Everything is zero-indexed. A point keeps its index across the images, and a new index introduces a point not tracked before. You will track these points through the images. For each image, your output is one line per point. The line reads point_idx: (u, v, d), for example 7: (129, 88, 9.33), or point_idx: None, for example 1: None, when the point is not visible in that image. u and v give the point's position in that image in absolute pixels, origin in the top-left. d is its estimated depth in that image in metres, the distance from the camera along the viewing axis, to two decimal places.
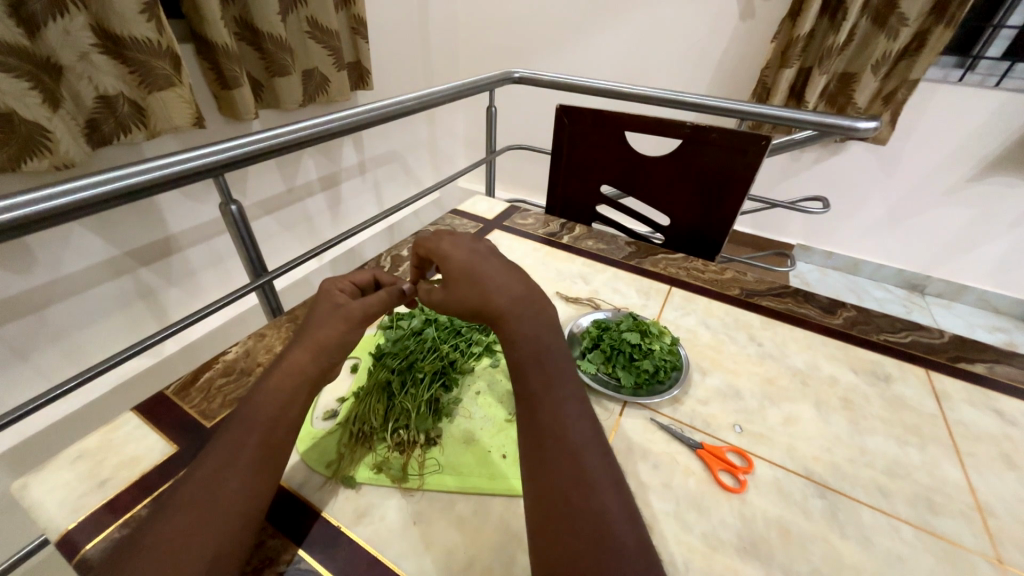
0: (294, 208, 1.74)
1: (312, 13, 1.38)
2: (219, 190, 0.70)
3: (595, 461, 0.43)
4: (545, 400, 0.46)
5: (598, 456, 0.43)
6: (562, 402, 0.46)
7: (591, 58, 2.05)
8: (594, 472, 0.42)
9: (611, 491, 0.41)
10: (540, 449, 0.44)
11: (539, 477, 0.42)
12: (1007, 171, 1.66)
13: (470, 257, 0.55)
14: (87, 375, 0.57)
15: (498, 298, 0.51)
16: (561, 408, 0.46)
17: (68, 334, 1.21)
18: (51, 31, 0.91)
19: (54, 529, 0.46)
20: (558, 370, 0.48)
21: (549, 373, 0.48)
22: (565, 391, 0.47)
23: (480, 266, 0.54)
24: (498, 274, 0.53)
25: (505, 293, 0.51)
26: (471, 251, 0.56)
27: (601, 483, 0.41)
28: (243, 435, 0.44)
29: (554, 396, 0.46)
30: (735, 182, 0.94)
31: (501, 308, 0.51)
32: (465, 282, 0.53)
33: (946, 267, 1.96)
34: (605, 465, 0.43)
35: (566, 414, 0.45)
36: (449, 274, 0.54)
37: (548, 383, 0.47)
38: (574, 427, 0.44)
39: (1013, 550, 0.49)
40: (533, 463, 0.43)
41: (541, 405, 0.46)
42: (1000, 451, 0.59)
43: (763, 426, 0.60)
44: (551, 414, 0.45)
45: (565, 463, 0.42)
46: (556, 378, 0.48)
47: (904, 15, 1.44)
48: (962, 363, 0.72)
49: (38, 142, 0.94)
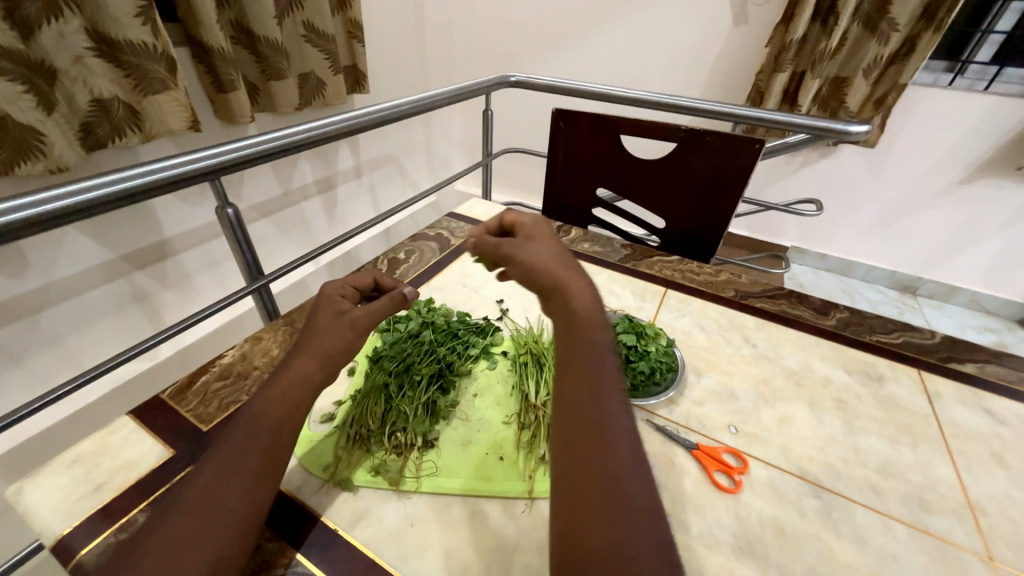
0: (290, 211, 1.73)
1: (308, 17, 1.38)
2: (215, 193, 0.70)
3: (632, 470, 0.36)
4: (585, 392, 0.40)
5: (635, 462, 0.37)
6: (603, 397, 0.40)
7: (587, 62, 2.07)
8: (631, 481, 0.36)
9: (649, 504, 0.35)
10: (573, 447, 0.38)
11: (570, 479, 0.36)
12: (997, 173, 1.68)
13: (547, 240, 0.52)
14: (84, 379, 0.57)
15: (565, 276, 0.47)
16: (602, 403, 0.39)
17: (62, 339, 1.20)
18: (45, 34, 0.90)
19: (50, 534, 0.46)
20: (602, 360, 0.42)
21: (591, 363, 0.42)
22: (608, 385, 0.41)
23: (551, 247, 0.51)
24: (568, 259, 0.50)
25: (577, 276, 0.47)
26: (548, 236, 0.53)
27: (638, 493, 0.35)
28: (246, 441, 0.44)
29: (596, 388, 0.40)
30: (729, 185, 0.95)
31: (564, 284, 0.46)
32: (534, 258, 0.49)
33: (938, 269, 1.98)
34: (642, 475, 0.37)
35: (607, 411, 0.39)
36: (523, 249, 0.51)
37: (589, 373, 0.41)
38: (616, 428, 0.38)
39: (1004, 547, 0.50)
40: (565, 459, 0.37)
41: (579, 398, 0.40)
42: (990, 450, 0.60)
43: (757, 427, 0.61)
44: (589, 408, 0.39)
45: (600, 468, 0.36)
46: (599, 368, 0.41)
47: (894, 21, 1.46)
48: (952, 363, 0.73)
49: (33, 145, 0.93)
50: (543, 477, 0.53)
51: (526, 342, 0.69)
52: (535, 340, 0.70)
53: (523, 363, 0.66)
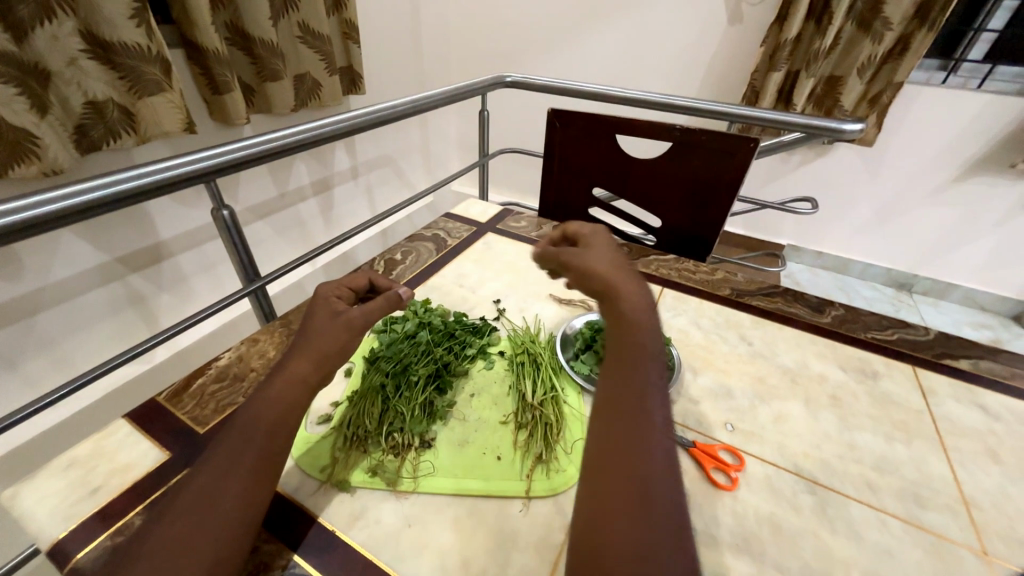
0: (286, 213, 1.73)
1: (304, 19, 1.38)
2: (210, 195, 0.69)
3: (663, 481, 0.36)
4: (625, 396, 0.40)
5: (667, 472, 0.37)
6: (645, 400, 0.40)
7: (582, 62, 2.07)
8: (660, 490, 0.35)
9: (675, 517, 0.35)
10: (604, 448, 0.38)
11: (596, 479, 0.37)
12: (990, 171, 1.69)
13: (606, 247, 0.53)
14: (79, 383, 0.57)
15: (618, 279, 0.47)
16: (642, 410, 0.39)
17: (57, 342, 1.20)
18: (39, 36, 0.90)
19: (45, 538, 0.46)
20: (648, 364, 0.42)
21: (636, 367, 0.41)
22: (652, 388, 0.41)
23: (610, 254, 0.52)
24: (626, 266, 0.50)
25: (631, 279, 0.47)
26: (608, 245, 0.54)
27: (666, 503, 0.35)
28: (243, 442, 0.44)
29: (638, 394, 0.40)
30: (724, 184, 0.95)
31: (617, 287, 0.46)
32: (590, 262, 0.50)
33: (933, 266, 1.99)
34: (673, 486, 0.36)
35: (647, 417, 0.39)
36: (581, 255, 0.52)
37: (633, 377, 0.41)
38: (652, 433, 0.38)
39: (997, 541, 0.50)
40: (594, 456, 0.38)
41: (618, 402, 0.40)
42: (984, 445, 0.60)
43: (753, 424, 0.61)
44: (626, 412, 0.39)
45: (629, 472, 0.36)
46: (643, 374, 0.41)
47: (888, 20, 1.47)
48: (946, 360, 0.73)
49: (26, 148, 0.93)
50: (541, 477, 0.53)
51: (523, 342, 0.69)
52: (532, 340, 0.70)
53: (521, 363, 0.66)
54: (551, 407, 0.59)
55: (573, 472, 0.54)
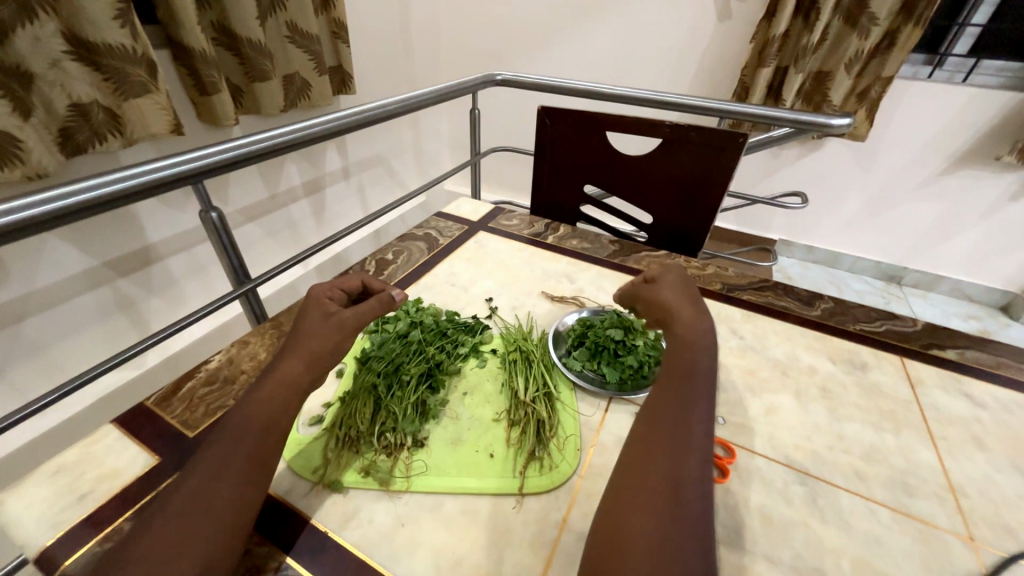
0: (277, 215, 1.72)
1: (292, 18, 1.37)
2: (197, 196, 0.68)
3: (692, 487, 0.42)
4: (672, 413, 0.47)
5: (696, 482, 0.43)
6: (689, 419, 0.47)
7: (573, 60, 2.07)
8: (688, 494, 0.42)
9: (697, 519, 0.41)
10: (645, 451, 0.45)
11: (632, 474, 0.44)
12: (976, 164, 1.72)
13: (677, 281, 0.62)
14: (64, 390, 0.56)
15: (682, 309, 0.57)
16: (684, 425, 0.46)
17: (45, 348, 1.18)
18: (20, 38, 0.89)
19: (31, 547, 0.45)
20: (697, 390, 0.49)
21: (685, 391, 0.49)
22: (696, 409, 0.48)
23: (677, 290, 0.60)
24: (692, 298, 0.59)
25: (691, 317, 0.56)
26: (676, 279, 0.62)
27: (690, 505, 0.41)
28: (235, 445, 0.43)
29: (683, 413, 0.47)
30: (714, 180, 0.96)
31: (677, 319, 0.56)
32: (658, 296, 0.60)
33: (922, 259, 2.02)
34: (699, 494, 0.42)
35: (687, 432, 0.46)
36: (652, 290, 0.62)
37: (682, 398, 0.48)
38: (690, 448, 0.45)
39: (983, 527, 0.51)
40: (634, 456, 0.45)
41: (664, 417, 0.47)
42: (971, 433, 0.61)
43: (744, 417, 0.61)
44: (669, 426, 0.46)
45: (662, 474, 0.43)
46: (691, 398, 0.48)
47: (875, 15, 1.48)
48: (933, 350, 0.74)
49: (11, 152, 0.92)
50: (534, 473, 0.53)
51: (515, 340, 0.70)
52: (524, 337, 0.70)
53: (514, 361, 0.66)
54: (543, 404, 0.59)
55: (566, 468, 0.54)
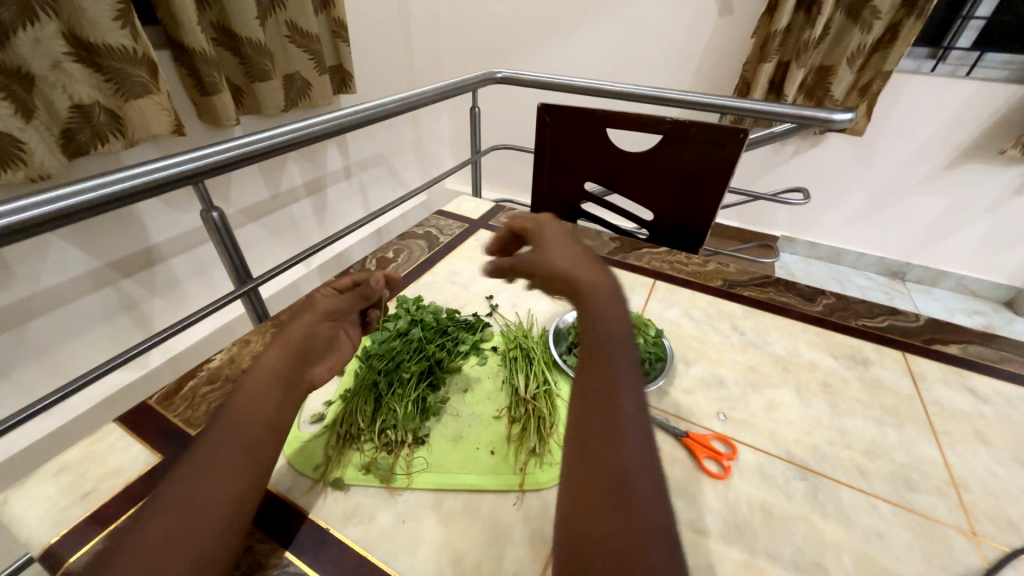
0: (278, 215, 1.72)
1: (291, 17, 1.37)
2: (198, 196, 0.68)
3: (642, 474, 0.38)
4: (602, 394, 0.42)
5: (644, 466, 0.39)
6: (619, 395, 0.42)
7: (573, 57, 2.07)
8: (639, 484, 0.37)
9: (654, 508, 0.36)
10: (586, 445, 0.40)
11: (578, 474, 0.38)
12: (981, 158, 1.70)
13: (563, 241, 0.55)
14: (66, 390, 0.56)
15: (579, 271, 0.50)
16: (616, 405, 0.41)
17: (51, 349, 1.19)
18: (22, 41, 0.89)
19: (36, 544, 0.45)
20: (618, 360, 0.44)
21: (611, 365, 0.44)
22: (622, 383, 0.43)
23: (566, 251, 0.53)
24: (584, 255, 0.53)
25: (591, 272, 0.50)
26: (562, 241, 0.55)
27: (644, 495, 0.37)
28: (223, 439, 0.44)
29: (613, 390, 0.42)
30: (715, 175, 0.95)
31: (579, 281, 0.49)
32: (550, 262, 0.52)
33: (925, 254, 2.01)
34: (652, 480, 0.38)
35: (621, 412, 0.41)
36: (543, 257, 0.54)
37: (606, 375, 0.43)
38: (625, 427, 0.40)
39: (986, 522, 0.51)
40: (574, 452, 0.40)
41: (596, 401, 0.42)
42: (974, 428, 0.61)
43: (746, 413, 0.61)
44: (602, 410, 0.41)
45: (610, 469, 0.38)
46: (618, 372, 0.44)
47: (876, 9, 1.47)
48: (937, 345, 0.74)
49: (13, 153, 0.93)
50: (534, 470, 0.53)
51: (516, 337, 0.69)
52: (524, 334, 0.70)
53: (513, 358, 0.66)
54: (544, 400, 0.59)
55: None
